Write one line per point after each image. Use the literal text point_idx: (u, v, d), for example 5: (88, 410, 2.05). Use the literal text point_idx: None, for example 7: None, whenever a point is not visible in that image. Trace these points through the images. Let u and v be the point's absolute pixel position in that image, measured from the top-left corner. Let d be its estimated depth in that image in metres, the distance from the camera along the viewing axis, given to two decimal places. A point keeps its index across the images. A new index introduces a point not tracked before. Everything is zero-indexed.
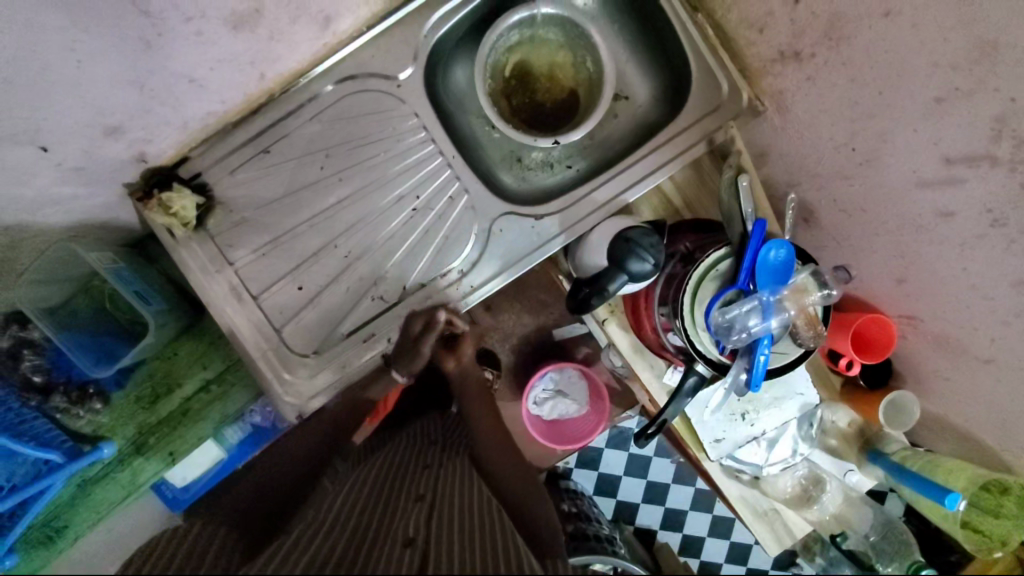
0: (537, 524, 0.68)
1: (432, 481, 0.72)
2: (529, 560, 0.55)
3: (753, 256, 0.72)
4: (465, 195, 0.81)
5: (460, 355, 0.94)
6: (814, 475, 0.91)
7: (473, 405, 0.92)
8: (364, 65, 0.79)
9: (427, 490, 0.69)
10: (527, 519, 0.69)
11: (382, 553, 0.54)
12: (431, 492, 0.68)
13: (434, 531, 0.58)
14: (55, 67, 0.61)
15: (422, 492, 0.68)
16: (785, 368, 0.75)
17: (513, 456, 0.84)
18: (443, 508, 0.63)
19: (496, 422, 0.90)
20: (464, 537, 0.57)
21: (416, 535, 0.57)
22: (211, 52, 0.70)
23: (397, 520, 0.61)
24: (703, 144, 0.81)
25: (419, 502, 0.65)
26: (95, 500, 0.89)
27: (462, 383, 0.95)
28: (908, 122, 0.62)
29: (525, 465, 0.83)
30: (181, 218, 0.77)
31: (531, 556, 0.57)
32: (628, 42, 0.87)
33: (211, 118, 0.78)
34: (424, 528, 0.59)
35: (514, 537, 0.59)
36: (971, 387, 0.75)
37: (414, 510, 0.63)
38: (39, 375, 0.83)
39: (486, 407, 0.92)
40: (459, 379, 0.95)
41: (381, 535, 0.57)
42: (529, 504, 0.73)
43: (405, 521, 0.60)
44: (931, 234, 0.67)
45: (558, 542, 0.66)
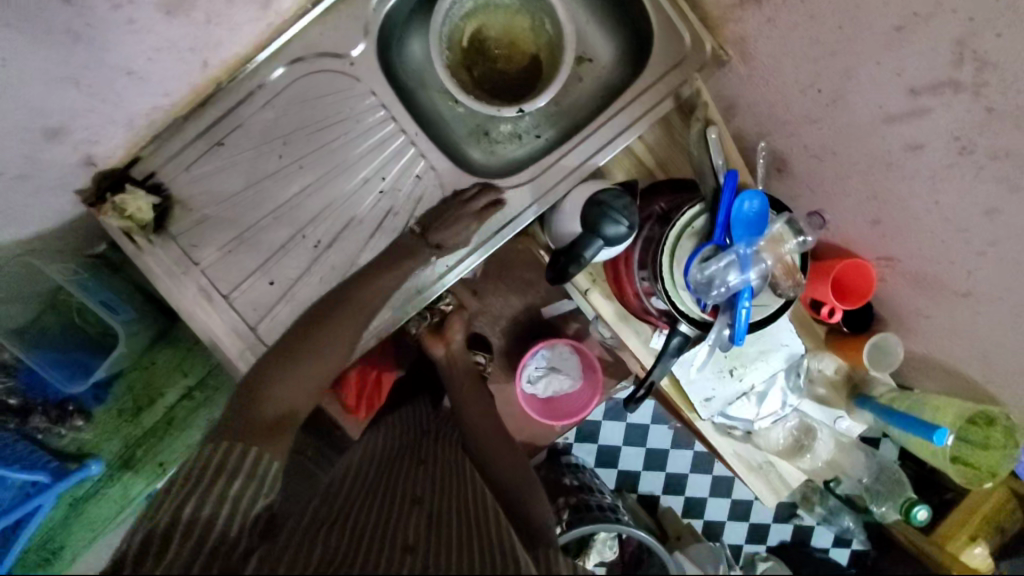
0: (532, 519, 0.70)
1: (428, 480, 0.70)
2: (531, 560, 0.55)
3: (727, 210, 0.71)
4: (433, 172, 0.80)
5: (449, 339, 0.95)
6: (804, 425, 0.91)
7: (462, 393, 0.91)
8: (313, 45, 0.76)
9: (423, 490, 0.68)
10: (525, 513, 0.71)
11: (383, 557, 0.52)
12: (428, 493, 0.67)
13: (433, 535, 0.57)
14: None
15: (418, 493, 0.66)
16: (766, 320, 0.75)
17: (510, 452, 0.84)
18: (442, 510, 0.63)
19: (487, 409, 0.90)
20: (465, 540, 0.57)
21: (416, 540, 0.56)
22: (147, 40, 0.67)
23: (396, 520, 0.60)
24: (670, 100, 0.79)
25: (416, 504, 0.64)
26: (89, 518, 0.88)
27: (450, 367, 0.95)
28: (870, 56, 0.62)
29: (514, 450, 0.84)
30: (138, 220, 0.75)
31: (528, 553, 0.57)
32: (585, 1, 0.84)
33: (157, 112, 0.75)
34: (424, 532, 0.57)
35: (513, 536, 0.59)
36: (953, 321, 0.75)
37: (413, 512, 0.62)
38: (15, 398, 0.83)
39: (476, 394, 0.91)
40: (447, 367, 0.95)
41: (381, 536, 0.56)
42: (524, 500, 0.74)
43: (404, 522, 0.59)
44: (902, 170, 0.66)
45: (552, 531, 0.68)
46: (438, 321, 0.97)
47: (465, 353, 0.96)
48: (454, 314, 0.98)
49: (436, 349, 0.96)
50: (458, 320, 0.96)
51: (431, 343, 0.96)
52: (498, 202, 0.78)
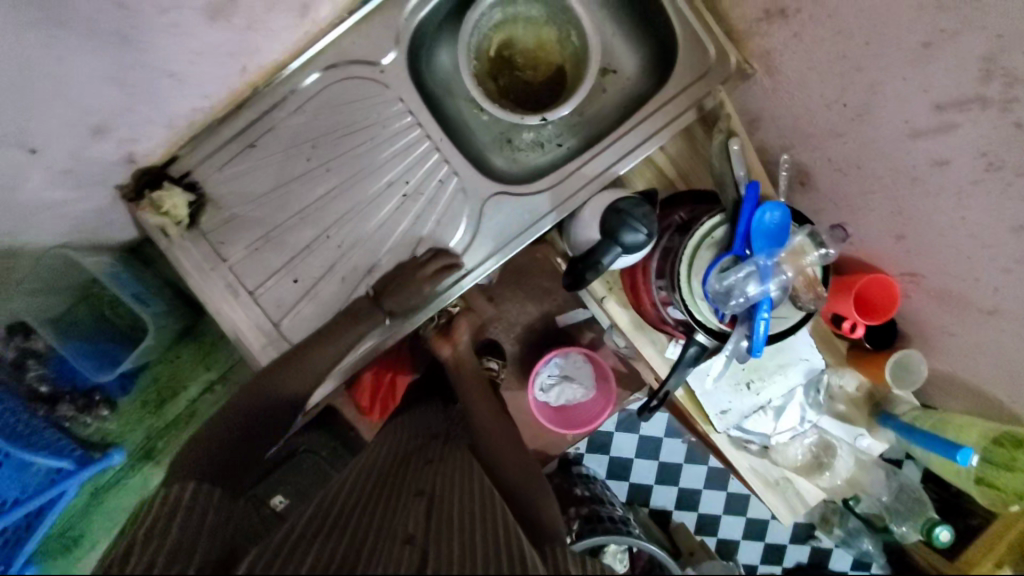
0: (543, 521, 0.66)
1: (433, 477, 0.71)
2: (535, 560, 0.55)
3: (747, 220, 0.71)
4: (456, 177, 0.81)
5: (455, 340, 0.98)
6: (824, 442, 0.90)
7: (471, 396, 0.92)
8: (346, 54, 0.79)
9: (427, 485, 0.69)
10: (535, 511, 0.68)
11: (383, 551, 0.54)
12: (432, 488, 0.68)
13: (433, 529, 0.58)
14: (37, 61, 0.61)
15: (422, 488, 0.68)
16: (786, 332, 0.74)
17: (521, 457, 0.83)
18: (443, 505, 0.64)
19: (496, 412, 0.89)
20: (465, 536, 0.57)
21: (416, 532, 0.57)
22: (189, 44, 0.69)
23: (397, 515, 0.61)
24: (692, 111, 0.81)
25: (419, 497, 0.66)
26: (109, 509, 0.89)
27: (457, 370, 0.96)
28: (896, 72, 0.62)
29: (521, 448, 0.84)
30: (174, 216, 0.78)
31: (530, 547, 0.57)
32: (611, 15, 0.86)
33: (196, 114, 0.78)
34: (425, 526, 0.59)
35: (515, 534, 0.59)
36: (978, 339, 0.74)
37: (416, 507, 0.63)
38: (46, 385, 0.85)
39: (484, 396, 0.92)
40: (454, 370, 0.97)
41: (382, 532, 0.57)
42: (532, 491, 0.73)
43: (405, 517, 0.60)
44: (927, 185, 0.66)
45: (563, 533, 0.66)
46: (445, 322, 0.99)
47: (473, 355, 0.98)
48: (460, 316, 1.00)
49: (444, 350, 0.98)
50: (464, 322, 0.99)
51: (438, 345, 0.98)
52: (454, 266, 0.78)
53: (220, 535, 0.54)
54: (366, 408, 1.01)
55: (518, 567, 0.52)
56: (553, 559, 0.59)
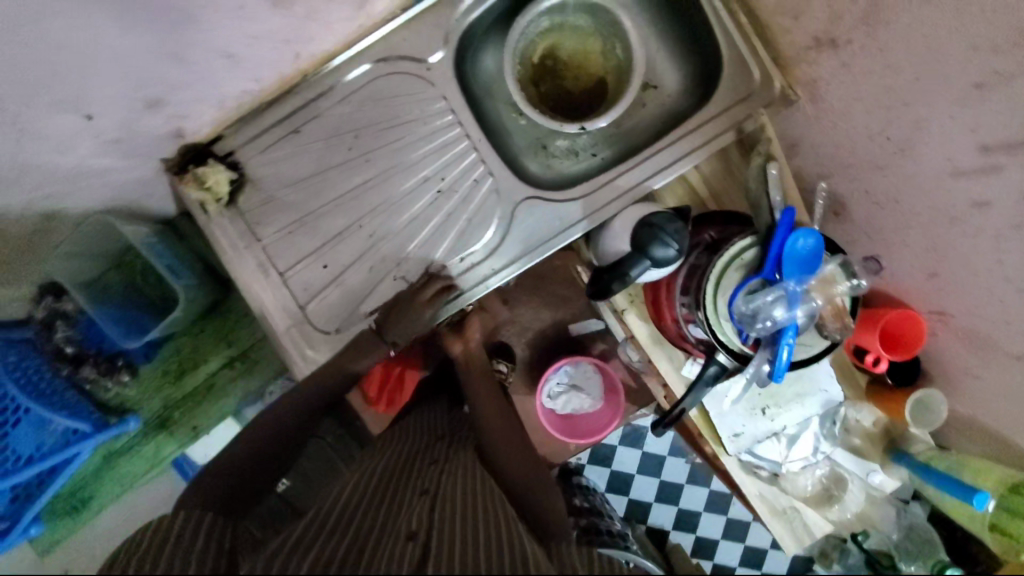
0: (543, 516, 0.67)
1: (437, 476, 0.73)
2: (537, 556, 0.55)
3: (780, 245, 0.70)
4: (490, 178, 0.82)
5: (466, 338, 0.97)
6: (835, 475, 0.90)
7: (474, 393, 0.91)
8: (395, 49, 0.81)
9: (431, 484, 0.70)
10: (540, 509, 0.68)
11: (386, 550, 0.55)
12: (435, 487, 0.69)
13: (435, 525, 0.59)
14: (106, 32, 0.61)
15: (426, 487, 0.69)
16: (808, 360, 0.74)
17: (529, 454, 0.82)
18: (445, 502, 0.65)
19: (501, 410, 0.89)
20: (466, 531, 0.58)
21: (418, 529, 0.59)
22: (249, 28, 0.71)
23: (400, 516, 0.62)
24: (732, 132, 0.81)
25: (423, 496, 0.67)
26: (121, 473, 0.92)
27: (467, 366, 0.97)
28: (944, 109, 0.61)
29: (525, 444, 0.84)
30: (214, 193, 0.80)
31: (532, 543, 0.58)
32: (658, 33, 0.88)
33: (246, 96, 0.80)
34: (427, 522, 0.60)
35: (516, 531, 0.60)
36: (1003, 386, 0.72)
37: (419, 506, 0.64)
38: (71, 346, 0.87)
39: (489, 395, 0.91)
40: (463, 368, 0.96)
41: (384, 532, 0.59)
42: (534, 488, 0.73)
43: (408, 516, 0.62)
44: (965, 225, 0.65)
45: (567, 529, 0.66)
46: (456, 320, 0.97)
47: (482, 353, 0.97)
48: (473, 315, 1.00)
49: (455, 348, 0.98)
50: (475, 322, 0.98)
51: (449, 341, 0.98)
52: (452, 287, 0.80)
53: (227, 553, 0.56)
54: (373, 399, 1.01)
55: (518, 563, 0.53)
56: (557, 552, 0.60)
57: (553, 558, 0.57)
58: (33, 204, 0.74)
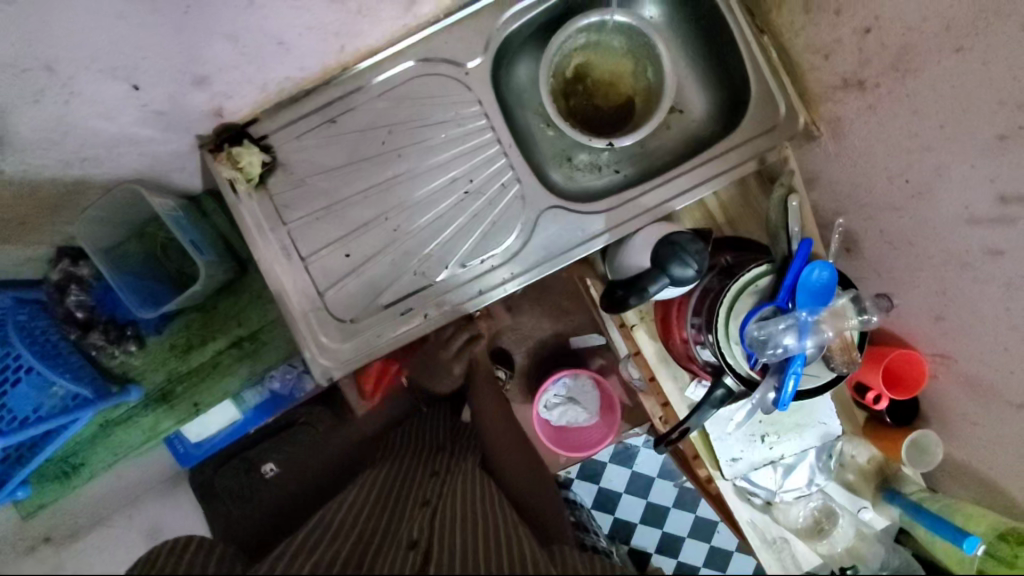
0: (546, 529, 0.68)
1: (439, 486, 0.73)
2: (539, 560, 0.55)
3: (795, 274, 0.72)
4: (517, 183, 0.84)
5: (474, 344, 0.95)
6: (827, 508, 0.90)
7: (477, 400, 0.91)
8: (437, 50, 0.83)
9: (432, 494, 0.71)
10: (540, 526, 0.69)
11: (386, 556, 0.56)
12: (436, 498, 0.70)
13: (437, 533, 0.60)
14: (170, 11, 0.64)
15: (427, 498, 0.70)
16: (814, 391, 0.75)
17: (532, 466, 0.82)
18: (446, 509, 0.65)
19: (504, 417, 0.89)
20: (468, 535, 0.59)
21: (419, 537, 0.59)
22: (303, 17, 0.73)
23: (401, 525, 0.63)
24: (754, 161, 0.83)
25: (424, 507, 0.68)
26: (114, 442, 0.91)
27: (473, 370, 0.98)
28: (965, 157, 0.64)
29: (527, 450, 0.84)
30: (246, 173, 0.81)
31: (535, 549, 0.58)
32: (691, 60, 0.91)
33: (288, 82, 0.82)
34: (428, 530, 0.61)
35: (518, 536, 0.60)
36: (1001, 432, 0.73)
37: (420, 515, 0.65)
38: (82, 311, 0.89)
39: (491, 402, 0.91)
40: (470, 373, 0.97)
41: (385, 540, 0.60)
42: (535, 499, 0.74)
43: (410, 525, 0.63)
44: (977, 271, 0.67)
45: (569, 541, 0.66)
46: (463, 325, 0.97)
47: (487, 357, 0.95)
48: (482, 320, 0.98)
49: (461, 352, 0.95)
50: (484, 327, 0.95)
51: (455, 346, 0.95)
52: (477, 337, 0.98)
53: (237, 562, 0.57)
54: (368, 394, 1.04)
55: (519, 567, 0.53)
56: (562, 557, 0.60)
57: (556, 563, 0.58)
58: (68, 168, 0.78)
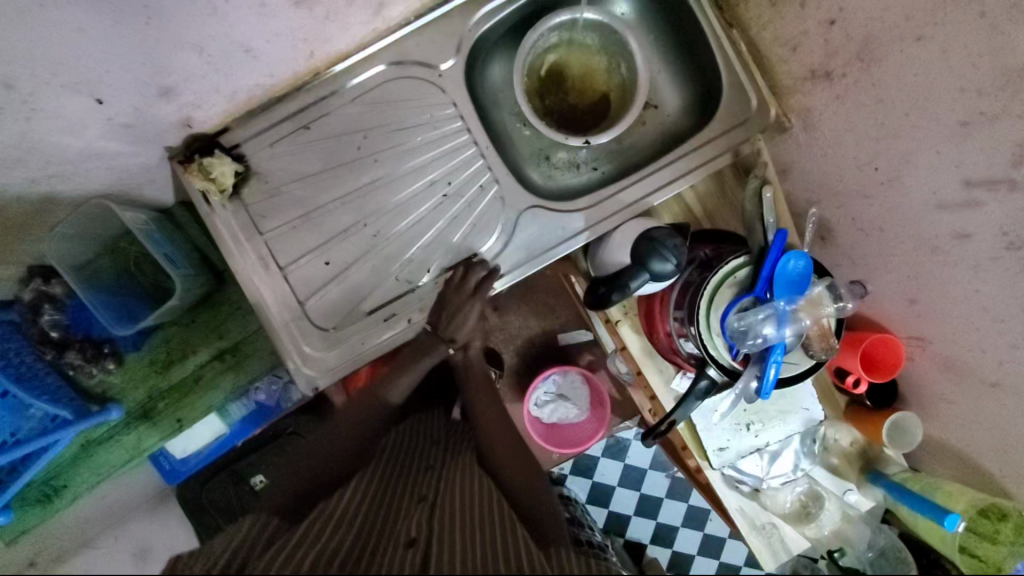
0: (541, 527, 0.68)
1: (435, 482, 0.73)
2: (537, 561, 0.56)
3: (771, 266, 0.73)
4: (496, 185, 0.84)
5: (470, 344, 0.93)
6: (813, 492, 0.91)
7: (474, 395, 0.90)
8: (409, 54, 0.82)
9: (429, 491, 0.71)
10: (537, 526, 0.68)
11: (385, 556, 0.56)
12: (434, 495, 0.70)
13: (436, 531, 0.60)
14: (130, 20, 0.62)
15: (425, 493, 0.70)
16: (793, 379, 0.76)
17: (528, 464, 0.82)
18: (443, 506, 0.65)
19: (504, 415, 0.88)
20: (468, 535, 0.59)
21: (418, 536, 0.59)
22: (270, 24, 0.72)
23: (399, 522, 0.63)
24: (728, 155, 0.84)
25: (421, 503, 0.67)
26: (97, 462, 0.89)
27: (467, 373, 0.93)
28: (930, 144, 0.65)
29: (524, 448, 0.85)
30: (219, 184, 0.80)
31: (534, 550, 0.59)
32: (663, 56, 0.91)
33: (258, 90, 0.81)
34: (427, 529, 0.60)
35: (517, 537, 0.60)
36: (975, 410, 0.76)
37: (418, 512, 0.65)
38: (57, 331, 0.87)
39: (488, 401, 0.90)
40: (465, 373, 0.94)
41: (383, 538, 0.59)
42: (531, 492, 0.75)
43: (408, 522, 0.62)
44: (947, 255, 0.69)
45: (564, 538, 0.67)
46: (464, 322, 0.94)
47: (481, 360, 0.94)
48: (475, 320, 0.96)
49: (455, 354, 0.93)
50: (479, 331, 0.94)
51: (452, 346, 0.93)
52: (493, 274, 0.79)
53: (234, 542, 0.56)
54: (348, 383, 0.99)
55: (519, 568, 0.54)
56: (558, 555, 0.60)
57: (553, 564, 0.58)
58: (34, 185, 0.76)
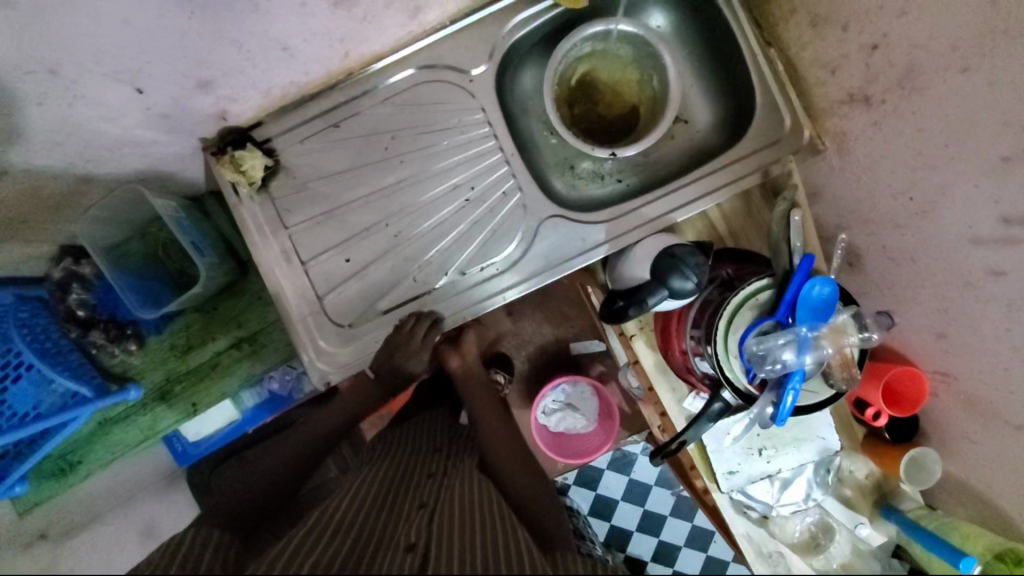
0: (544, 530, 0.68)
1: (437, 489, 0.73)
2: (539, 564, 0.55)
3: (795, 290, 0.71)
4: (518, 193, 0.83)
5: (464, 351, 0.98)
6: (824, 523, 0.88)
7: (472, 403, 0.93)
8: (442, 57, 0.83)
9: (430, 497, 0.71)
10: (539, 530, 0.68)
11: (385, 560, 0.56)
12: (434, 500, 0.70)
13: (435, 535, 0.60)
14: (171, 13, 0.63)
15: (425, 500, 0.70)
16: (811, 408, 0.74)
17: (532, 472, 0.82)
18: (443, 511, 0.65)
19: (505, 422, 0.90)
20: (466, 537, 0.59)
21: (418, 540, 0.59)
22: (308, 23, 0.73)
23: (399, 528, 0.63)
24: (758, 175, 0.83)
25: (422, 509, 0.68)
26: (113, 440, 0.91)
27: (465, 379, 0.96)
28: (969, 178, 0.64)
29: (524, 453, 0.85)
30: (248, 176, 0.81)
31: (535, 551, 0.58)
32: (696, 71, 0.90)
33: (293, 87, 0.82)
34: (426, 533, 0.61)
35: (518, 539, 0.60)
36: (1001, 453, 0.73)
37: (418, 518, 0.65)
38: (84, 310, 0.90)
39: (487, 406, 0.92)
40: (463, 380, 0.97)
41: (383, 542, 0.60)
42: (533, 497, 0.75)
43: (408, 528, 0.63)
44: (979, 291, 0.67)
45: (568, 542, 0.67)
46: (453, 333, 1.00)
47: (479, 364, 0.98)
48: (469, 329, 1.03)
49: (452, 361, 0.98)
50: (471, 333, 1.01)
51: (447, 354, 0.98)
52: (438, 322, 0.81)
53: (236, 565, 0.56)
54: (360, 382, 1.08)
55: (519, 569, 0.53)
56: (562, 558, 0.60)
57: (555, 568, 0.57)
58: (71, 168, 0.78)
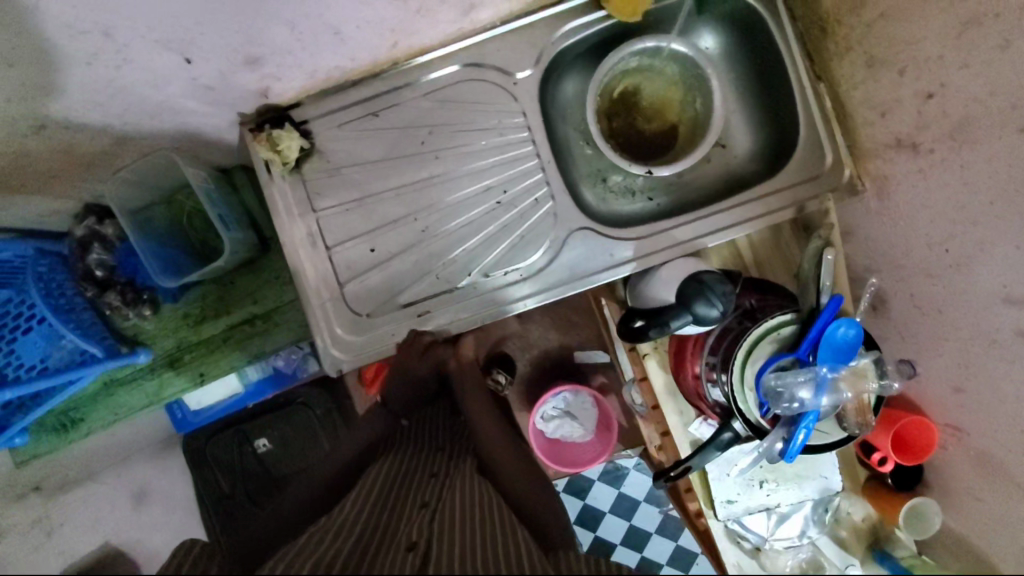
0: (546, 535, 0.67)
1: (438, 489, 0.73)
2: (541, 565, 0.55)
3: (819, 329, 0.71)
4: (550, 201, 0.83)
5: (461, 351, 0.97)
6: (815, 561, 0.90)
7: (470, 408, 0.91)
8: (489, 57, 0.82)
9: (431, 497, 0.71)
10: (541, 533, 0.68)
11: (386, 558, 0.55)
12: (435, 501, 0.70)
13: (436, 535, 0.60)
14: None
15: (426, 500, 0.70)
16: (822, 448, 0.74)
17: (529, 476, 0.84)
18: (444, 511, 0.65)
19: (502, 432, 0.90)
20: (467, 538, 0.58)
21: (419, 540, 0.59)
22: (363, 12, 0.72)
23: (401, 526, 0.63)
24: (792, 209, 0.83)
25: (423, 509, 0.68)
26: (117, 402, 0.91)
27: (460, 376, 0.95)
28: (1010, 239, 0.63)
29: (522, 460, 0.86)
30: (283, 156, 0.81)
31: (537, 554, 0.58)
32: (740, 97, 0.90)
33: (337, 71, 0.81)
34: (427, 532, 0.60)
35: (518, 541, 0.59)
36: (1005, 515, 0.72)
37: (420, 518, 0.65)
38: (102, 270, 0.90)
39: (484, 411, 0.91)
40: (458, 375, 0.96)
41: (385, 541, 0.59)
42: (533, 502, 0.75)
43: (409, 527, 0.62)
44: (1005, 351, 0.66)
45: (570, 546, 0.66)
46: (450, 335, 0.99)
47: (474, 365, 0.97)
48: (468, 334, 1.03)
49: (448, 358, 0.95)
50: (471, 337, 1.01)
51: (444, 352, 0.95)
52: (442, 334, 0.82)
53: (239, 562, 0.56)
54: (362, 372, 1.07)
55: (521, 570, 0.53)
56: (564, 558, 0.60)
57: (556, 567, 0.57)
58: (109, 129, 0.78)
